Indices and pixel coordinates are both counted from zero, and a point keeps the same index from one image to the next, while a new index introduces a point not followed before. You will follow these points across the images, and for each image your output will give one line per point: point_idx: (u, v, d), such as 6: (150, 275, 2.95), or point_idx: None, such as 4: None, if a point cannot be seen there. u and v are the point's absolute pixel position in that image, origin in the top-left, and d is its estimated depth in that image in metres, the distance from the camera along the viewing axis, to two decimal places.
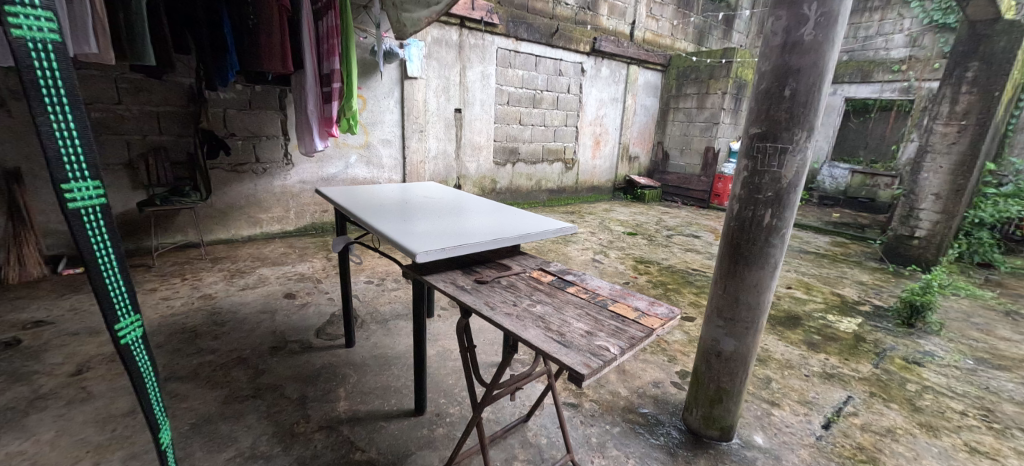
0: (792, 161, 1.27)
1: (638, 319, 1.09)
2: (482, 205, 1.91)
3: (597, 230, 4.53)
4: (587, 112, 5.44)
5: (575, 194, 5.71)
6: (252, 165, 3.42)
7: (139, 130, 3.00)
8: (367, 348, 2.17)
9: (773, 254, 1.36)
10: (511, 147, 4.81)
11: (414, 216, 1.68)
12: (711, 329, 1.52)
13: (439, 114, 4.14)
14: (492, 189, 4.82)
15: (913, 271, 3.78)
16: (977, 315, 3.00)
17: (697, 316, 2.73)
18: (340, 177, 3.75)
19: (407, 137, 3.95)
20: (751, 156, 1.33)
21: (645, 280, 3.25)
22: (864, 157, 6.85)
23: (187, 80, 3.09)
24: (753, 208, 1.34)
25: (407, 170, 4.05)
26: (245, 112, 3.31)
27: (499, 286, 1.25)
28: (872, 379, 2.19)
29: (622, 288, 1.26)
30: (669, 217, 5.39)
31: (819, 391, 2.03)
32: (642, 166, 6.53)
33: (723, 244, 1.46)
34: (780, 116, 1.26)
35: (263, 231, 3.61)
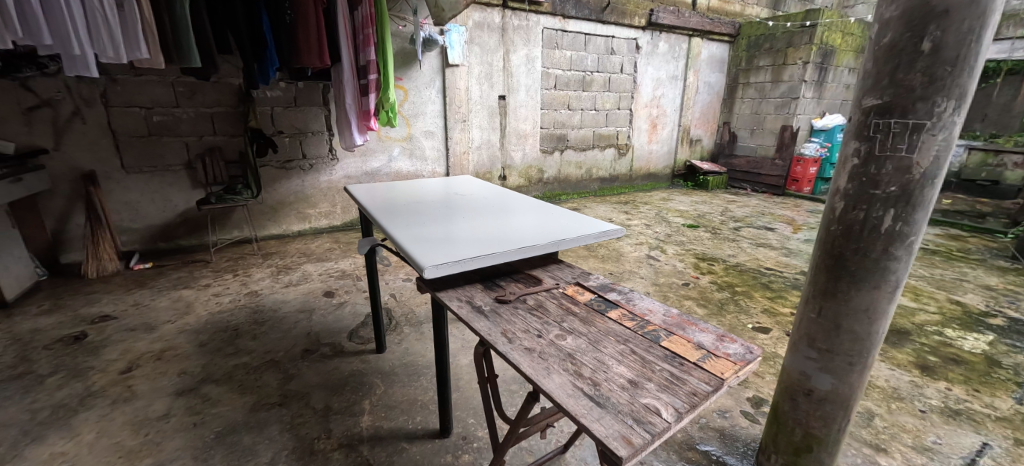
0: (928, 144, 0.91)
1: (703, 363, 0.78)
2: (513, 203, 1.66)
3: (653, 222, 4.13)
4: (643, 93, 4.98)
5: (629, 182, 5.31)
6: (299, 161, 3.30)
7: (195, 132, 2.99)
8: (397, 355, 1.96)
9: (893, 269, 1.01)
10: (559, 134, 4.52)
11: (434, 216, 1.44)
12: (799, 360, 1.20)
13: (482, 102, 3.92)
14: (539, 179, 4.56)
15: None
16: None
17: (773, 328, 2.31)
18: (384, 172, 3.58)
19: (450, 127, 3.74)
20: (866, 137, 0.98)
21: (708, 281, 2.85)
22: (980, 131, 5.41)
23: (237, 80, 3.03)
24: (867, 207, 1.00)
25: (450, 162, 3.85)
26: (292, 109, 3.19)
27: (523, 307, 0.98)
28: (1016, 419, 1.73)
29: (680, 313, 0.96)
30: (737, 206, 4.84)
31: (941, 434, 1.63)
32: (704, 149, 5.95)
33: (822, 252, 1.11)
34: (913, 81, 0.90)
35: (314, 226, 3.51)
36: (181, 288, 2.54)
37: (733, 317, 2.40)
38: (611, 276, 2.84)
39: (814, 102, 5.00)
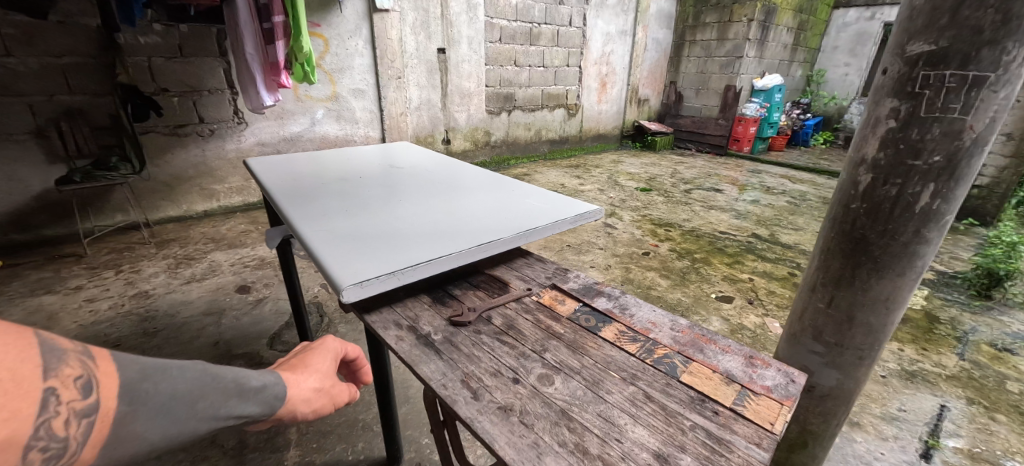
0: (987, 104, 0.74)
1: (742, 409, 0.57)
2: (462, 176, 1.36)
3: (606, 186, 3.98)
4: (593, 49, 4.70)
5: (579, 144, 5.11)
6: (195, 127, 2.69)
7: (41, 90, 2.30)
8: None
9: (921, 253, 0.87)
10: (506, 93, 4.16)
11: (362, 198, 1.12)
12: (801, 353, 1.07)
13: (419, 56, 3.45)
14: (486, 143, 4.22)
15: (971, 226, 3.28)
16: None
17: (735, 296, 2.24)
18: (307, 137, 3.05)
19: (383, 85, 3.24)
20: (909, 95, 0.79)
21: (667, 250, 2.74)
22: None
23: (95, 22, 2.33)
24: (903, 182, 0.83)
25: (386, 124, 3.37)
26: (177, 61, 2.55)
27: (489, 333, 0.71)
28: (963, 377, 1.80)
29: (691, 325, 0.75)
30: (685, 167, 4.81)
31: (904, 400, 1.66)
32: (651, 110, 5.85)
33: (837, 234, 0.95)
34: (982, 20, 0.71)
35: (224, 204, 2.95)
36: (42, 294, 1.99)
37: (697, 287, 2.30)
38: (571, 249, 2.64)
39: (756, 61, 5.00)
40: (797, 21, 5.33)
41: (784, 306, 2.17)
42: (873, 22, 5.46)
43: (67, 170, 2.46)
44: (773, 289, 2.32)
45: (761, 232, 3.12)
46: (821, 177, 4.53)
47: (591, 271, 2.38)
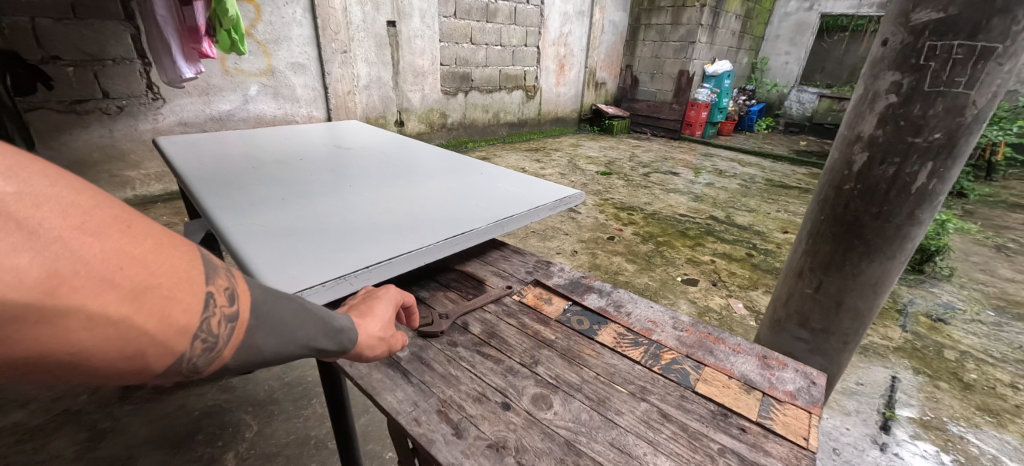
0: (992, 79, 0.70)
1: (770, 422, 0.55)
2: (423, 158, 1.21)
3: (567, 170, 3.92)
4: (550, 29, 4.57)
5: (537, 127, 5.01)
6: (98, 103, 2.24)
7: None
8: (277, 372, 1.39)
9: (913, 236, 0.84)
10: (462, 72, 3.96)
11: (303, 183, 0.95)
12: (786, 340, 1.04)
13: (367, 29, 3.16)
14: (441, 125, 4.01)
15: None
16: (975, 254, 2.83)
17: (700, 278, 2.24)
18: (239, 117, 2.68)
19: (326, 60, 2.94)
20: (914, 67, 0.74)
21: (631, 234, 2.71)
22: (821, 81, 6.45)
23: None
24: (901, 161, 0.78)
25: (332, 103, 3.08)
26: (70, 24, 2.08)
27: (467, 344, 0.66)
28: (908, 348, 1.89)
29: (693, 322, 0.71)
30: (642, 151, 4.84)
31: (860, 374, 1.72)
32: (608, 93, 5.84)
33: (827, 217, 0.91)
34: None
35: (141, 194, 2.49)
36: None
37: (663, 271, 2.29)
38: (536, 235, 2.55)
39: (708, 47, 5.10)
40: (745, 9, 5.47)
41: (746, 287, 2.19)
42: (811, 12, 5.73)
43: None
44: (734, 271, 2.34)
45: (717, 214, 3.17)
46: (767, 160, 4.72)
47: (558, 258, 2.30)
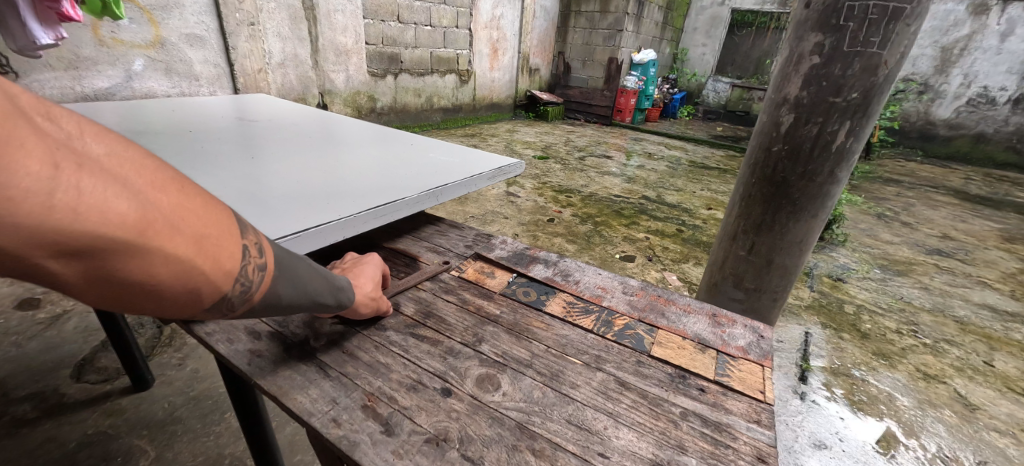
0: (901, 37, 0.74)
1: (727, 380, 0.53)
2: (342, 130, 1.09)
3: (504, 155, 3.86)
4: (482, 11, 4.45)
5: (471, 113, 4.90)
6: None
7: None
8: (179, 385, 1.20)
9: (833, 194, 0.88)
10: (390, 53, 3.74)
11: (193, 155, 0.80)
12: (722, 303, 1.07)
13: (278, 1, 2.85)
14: (369, 110, 3.77)
15: None
16: (863, 222, 3.19)
17: (636, 254, 2.30)
18: (121, 95, 2.30)
19: (231, 33, 2.62)
20: (834, 28, 0.76)
21: (570, 215, 2.72)
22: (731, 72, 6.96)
23: None
24: (823, 121, 0.81)
25: (240, 83, 2.76)
26: None
27: (398, 327, 0.60)
28: (816, 306, 2.08)
29: (643, 286, 0.69)
30: (576, 136, 4.91)
31: (779, 333, 1.86)
32: (541, 79, 5.85)
33: (757, 180, 0.93)
34: None
35: None
36: None
37: (602, 249, 2.32)
38: (475, 220, 2.47)
39: (634, 35, 5.26)
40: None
41: (678, 260, 2.28)
42: (724, 5, 6.12)
43: None
44: (667, 246, 2.43)
45: (649, 193, 3.29)
46: (690, 143, 5.00)
47: None
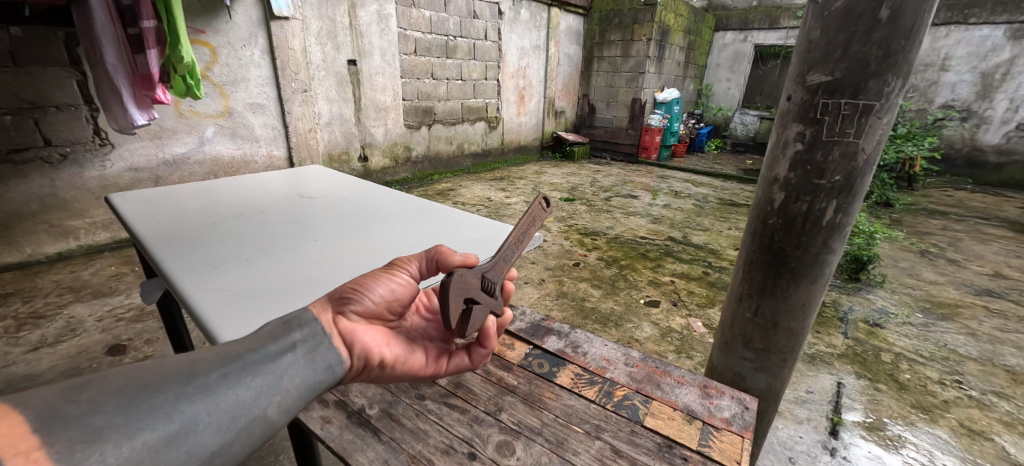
0: (875, 128, 0.82)
1: (708, 450, 0.61)
2: (385, 205, 1.25)
3: (531, 198, 4.02)
4: (509, 62, 4.75)
5: (501, 156, 5.14)
6: (40, 151, 2.14)
7: None
8: None
9: (829, 262, 0.95)
10: (424, 106, 4.04)
11: (267, 239, 0.97)
12: (734, 360, 1.13)
13: (327, 67, 3.20)
14: (406, 159, 4.05)
15: None
16: (903, 260, 3.07)
17: (661, 299, 2.34)
18: (194, 159, 2.62)
19: (287, 99, 2.94)
20: (811, 121, 0.86)
21: (596, 259, 2.81)
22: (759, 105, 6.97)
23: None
24: (809, 199, 0.90)
25: (293, 141, 3.06)
26: (7, 72, 2.01)
27: (434, 396, 0.71)
28: (850, 354, 2.05)
29: (643, 357, 0.79)
30: (603, 175, 5.03)
31: (810, 382, 1.85)
32: (567, 121, 6.06)
33: (757, 249, 1.01)
34: (868, 53, 0.78)
35: (87, 243, 2.37)
36: None
37: (626, 294, 2.38)
38: None
39: (656, 76, 5.41)
40: (687, 41, 5.86)
41: (703, 305, 2.31)
42: (746, 43, 6.22)
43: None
44: (692, 290, 2.47)
45: (674, 234, 3.33)
46: (718, 180, 5.01)
47: (527, 288, 2.35)
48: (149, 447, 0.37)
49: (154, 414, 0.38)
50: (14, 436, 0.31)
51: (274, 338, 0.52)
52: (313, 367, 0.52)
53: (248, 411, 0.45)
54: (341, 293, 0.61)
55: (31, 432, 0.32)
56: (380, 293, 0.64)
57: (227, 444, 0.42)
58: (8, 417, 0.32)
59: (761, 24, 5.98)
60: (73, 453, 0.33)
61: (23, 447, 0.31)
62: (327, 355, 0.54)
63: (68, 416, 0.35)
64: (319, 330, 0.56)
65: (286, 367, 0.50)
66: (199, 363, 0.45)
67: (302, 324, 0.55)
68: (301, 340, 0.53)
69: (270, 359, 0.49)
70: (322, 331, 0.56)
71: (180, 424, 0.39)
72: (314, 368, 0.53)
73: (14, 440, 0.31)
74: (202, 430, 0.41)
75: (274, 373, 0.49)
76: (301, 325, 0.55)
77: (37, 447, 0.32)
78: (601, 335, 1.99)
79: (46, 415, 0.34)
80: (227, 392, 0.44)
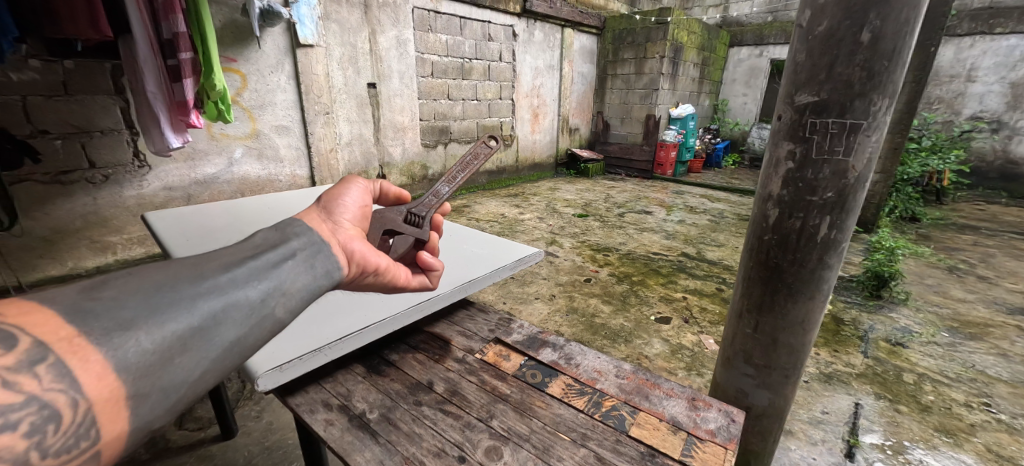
0: (864, 146, 0.85)
1: (689, 459, 0.65)
2: None
3: (545, 214, 4.06)
4: (523, 82, 4.86)
5: (515, 174, 5.22)
6: (85, 173, 2.30)
7: None
8: (257, 434, 1.41)
9: (826, 277, 0.96)
10: (441, 126, 4.15)
11: None
12: (735, 377, 1.13)
13: (348, 91, 3.34)
14: (423, 177, 4.16)
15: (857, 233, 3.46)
16: (929, 276, 2.95)
17: (673, 316, 2.33)
18: (223, 179, 2.77)
19: (310, 121, 3.08)
20: (801, 139, 0.89)
21: (608, 274, 2.82)
22: None
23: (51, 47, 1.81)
24: (801, 215, 0.92)
25: (315, 161, 3.19)
26: (60, 100, 2.18)
27: (430, 403, 0.76)
28: (870, 373, 1.94)
29: (634, 370, 0.84)
30: (617, 191, 5.04)
31: (825, 401, 1.77)
32: (582, 138, 6.11)
33: (755, 264, 1.03)
34: (851, 76, 0.82)
35: (122, 257, 2.51)
36: None
37: (637, 310, 2.37)
38: (516, 281, 2.64)
39: (670, 93, 5.43)
40: (702, 58, 5.88)
41: (716, 322, 2.28)
42: (762, 58, 6.21)
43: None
44: (705, 306, 2.44)
45: (688, 250, 3.31)
46: (735, 195, 4.96)
47: (537, 303, 2.38)
48: (173, 334, 0.44)
49: (176, 306, 0.46)
50: (54, 324, 0.39)
51: (273, 248, 0.57)
52: (313, 268, 0.58)
53: (257, 306, 0.51)
54: (324, 207, 0.70)
55: (71, 320, 0.40)
56: (354, 203, 0.74)
57: (244, 330, 0.50)
58: (46, 312, 0.39)
59: (776, 39, 5.97)
60: (109, 338, 0.41)
61: (65, 334, 0.39)
62: (325, 262, 0.60)
63: (97, 311, 0.42)
64: (315, 240, 0.61)
65: (287, 272, 0.55)
66: (207, 266, 0.51)
67: (297, 235, 0.61)
68: (298, 250, 0.58)
69: (272, 264, 0.55)
70: (317, 240, 0.62)
71: (198, 317, 0.46)
72: (314, 274, 0.58)
73: (54, 328, 0.39)
74: (218, 320, 0.48)
75: (276, 276, 0.54)
76: (296, 235, 0.61)
77: (78, 334, 0.40)
78: (610, 351, 2.00)
79: (77, 308, 0.41)
80: (237, 291, 0.51)
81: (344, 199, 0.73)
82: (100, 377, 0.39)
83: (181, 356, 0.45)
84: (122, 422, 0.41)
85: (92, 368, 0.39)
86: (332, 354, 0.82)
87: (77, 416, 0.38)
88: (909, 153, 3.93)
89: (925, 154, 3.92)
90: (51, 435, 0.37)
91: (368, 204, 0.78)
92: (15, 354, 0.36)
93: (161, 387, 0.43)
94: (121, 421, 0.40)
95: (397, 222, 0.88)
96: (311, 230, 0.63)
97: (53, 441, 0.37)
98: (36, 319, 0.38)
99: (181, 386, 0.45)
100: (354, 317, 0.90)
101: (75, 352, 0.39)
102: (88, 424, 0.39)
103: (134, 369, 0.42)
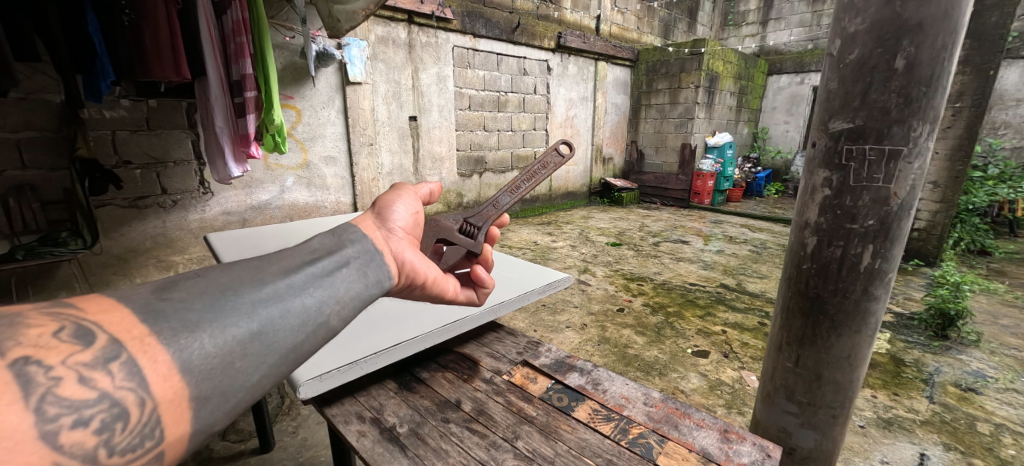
0: (906, 173, 0.82)
1: None
2: None
3: (578, 242, 4.04)
4: (556, 113, 4.96)
5: (549, 202, 5.27)
6: (157, 198, 2.53)
7: (12, 162, 2.09)
8: (293, 449, 1.45)
9: (873, 310, 0.92)
10: (477, 156, 4.28)
11: None
12: (777, 415, 1.07)
13: (391, 123, 3.53)
14: (458, 204, 4.26)
15: (916, 266, 3.22)
16: (1004, 316, 2.69)
17: (711, 350, 2.23)
18: (275, 204, 2.96)
19: (355, 152, 3.27)
20: (837, 166, 0.87)
21: (641, 304, 2.75)
22: None
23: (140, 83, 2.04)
24: (840, 244, 0.89)
25: (357, 189, 3.36)
26: (141, 134, 2.43)
27: (458, 420, 0.78)
28: (936, 422, 1.76)
29: (663, 398, 0.82)
30: (652, 220, 4.95)
31: (885, 451, 1.61)
32: (616, 167, 6.09)
33: (794, 291, 0.99)
34: (886, 102, 0.81)
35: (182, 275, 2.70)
36: None
37: (673, 343, 2.29)
38: (547, 309, 2.62)
39: (707, 121, 5.36)
40: (739, 86, 5.81)
41: (758, 358, 2.16)
42: (804, 85, 6.06)
43: (26, 247, 1.91)
44: (746, 341, 2.32)
45: (727, 281, 3.18)
46: (779, 225, 4.75)
47: (568, 332, 2.36)
48: (234, 338, 0.47)
49: (239, 311, 0.49)
50: (127, 324, 0.42)
51: (328, 255, 0.60)
52: (366, 279, 0.61)
53: (312, 314, 0.54)
54: (378, 214, 0.74)
55: (142, 321, 0.43)
56: (406, 210, 0.78)
57: (298, 338, 0.52)
58: (122, 310, 0.43)
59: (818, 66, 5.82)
60: (176, 339, 0.44)
61: (137, 333, 0.42)
62: (376, 271, 0.63)
63: (167, 312, 0.45)
64: (369, 248, 0.64)
65: (341, 280, 0.59)
66: (268, 272, 0.55)
67: (352, 242, 0.64)
68: (351, 257, 0.62)
69: (327, 272, 0.58)
70: (371, 248, 0.65)
71: (257, 323, 0.49)
72: (365, 281, 0.61)
73: (129, 327, 0.42)
74: (276, 328, 0.51)
75: (331, 285, 0.57)
76: (351, 242, 0.64)
77: (149, 334, 0.42)
78: (644, 384, 1.94)
79: (149, 309, 0.44)
80: (294, 298, 0.53)
81: (396, 207, 0.77)
82: (165, 377, 0.42)
83: (241, 361, 0.47)
84: (184, 424, 0.43)
85: (159, 368, 0.42)
86: (367, 368, 0.86)
87: (143, 416, 0.40)
88: (973, 181, 3.66)
89: (991, 183, 3.63)
90: (119, 433, 0.39)
91: (419, 211, 0.82)
92: (91, 351, 0.40)
93: (222, 391, 0.46)
94: (183, 422, 0.43)
95: (451, 231, 0.92)
96: (366, 237, 0.66)
97: (120, 439, 0.39)
98: (114, 318, 0.42)
99: (240, 392, 0.47)
100: (388, 333, 0.94)
101: (145, 349, 0.41)
102: (153, 424, 0.41)
103: (198, 372, 0.44)
